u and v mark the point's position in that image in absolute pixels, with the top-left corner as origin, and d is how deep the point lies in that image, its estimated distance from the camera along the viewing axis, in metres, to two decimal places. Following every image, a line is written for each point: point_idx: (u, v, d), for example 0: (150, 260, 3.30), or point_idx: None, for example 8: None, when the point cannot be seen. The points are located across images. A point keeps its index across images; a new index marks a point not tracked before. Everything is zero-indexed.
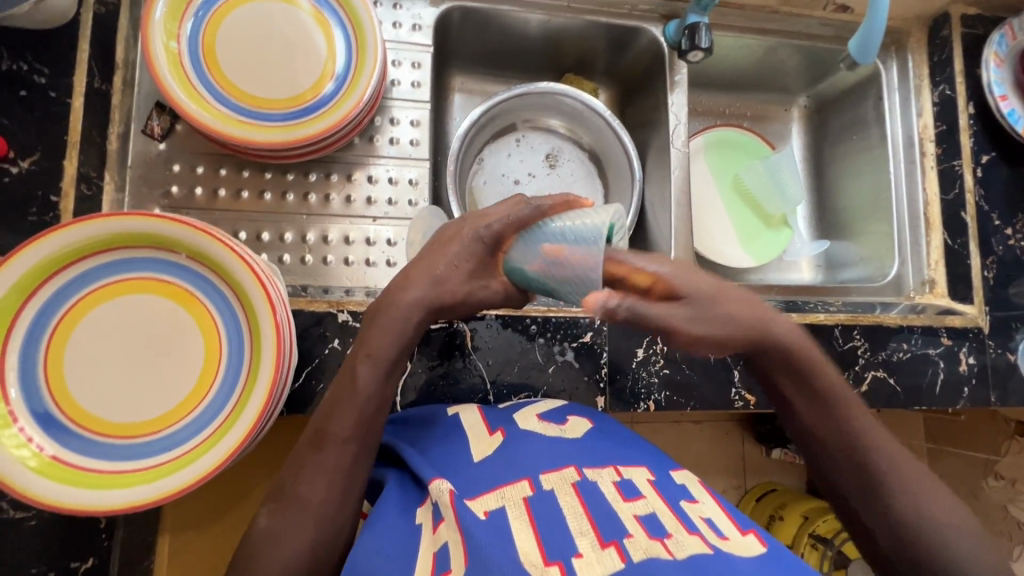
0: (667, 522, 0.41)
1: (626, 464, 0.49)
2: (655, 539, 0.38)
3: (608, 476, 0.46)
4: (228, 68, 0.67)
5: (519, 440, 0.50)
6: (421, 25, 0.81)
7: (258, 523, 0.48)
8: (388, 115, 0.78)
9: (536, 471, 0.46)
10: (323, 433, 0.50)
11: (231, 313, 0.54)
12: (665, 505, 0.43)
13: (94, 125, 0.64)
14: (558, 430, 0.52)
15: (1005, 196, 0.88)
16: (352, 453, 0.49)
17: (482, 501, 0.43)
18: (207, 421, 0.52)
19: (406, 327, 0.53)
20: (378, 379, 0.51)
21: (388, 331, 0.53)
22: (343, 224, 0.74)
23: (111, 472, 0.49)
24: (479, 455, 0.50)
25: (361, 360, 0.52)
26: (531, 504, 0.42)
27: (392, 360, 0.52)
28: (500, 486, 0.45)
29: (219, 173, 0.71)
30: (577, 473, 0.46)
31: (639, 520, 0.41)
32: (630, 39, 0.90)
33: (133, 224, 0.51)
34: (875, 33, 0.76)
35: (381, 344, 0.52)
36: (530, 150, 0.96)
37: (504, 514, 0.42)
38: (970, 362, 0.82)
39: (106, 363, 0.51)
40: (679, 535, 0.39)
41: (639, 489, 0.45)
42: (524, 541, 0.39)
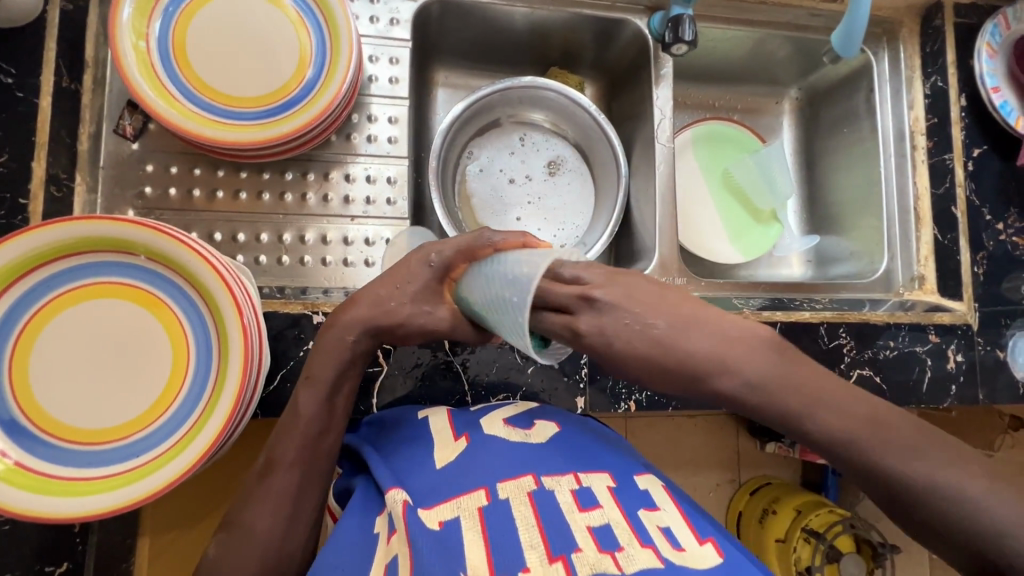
0: (620, 534, 0.40)
1: (588, 470, 0.48)
2: (604, 554, 0.38)
3: (566, 484, 0.45)
4: (199, 66, 0.66)
5: (481, 446, 0.49)
6: (399, 20, 0.79)
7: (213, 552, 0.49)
8: (366, 112, 0.76)
9: (494, 479, 0.46)
10: (271, 459, 0.52)
11: (199, 317, 0.53)
12: (622, 514, 0.43)
13: (64, 125, 0.64)
14: (522, 436, 0.51)
15: (996, 190, 0.86)
16: (297, 477, 0.51)
17: (437, 510, 0.43)
18: (175, 426, 0.52)
19: (342, 351, 0.55)
20: (319, 404, 0.54)
21: (327, 357, 0.55)
22: (321, 224, 0.73)
23: (78, 479, 0.49)
24: (440, 462, 0.49)
25: (303, 386, 0.55)
26: (485, 515, 0.42)
27: (332, 384, 0.55)
28: (457, 495, 0.44)
29: (193, 172, 0.70)
30: (535, 481, 0.45)
31: (591, 532, 0.41)
32: (614, 32, 0.88)
33: (97, 228, 0.51)
34: (858, 26, 0.74)
35: (319, 368, 0.55)
36: (530, 156, 0.95)
37: (458, 524, 0.41)
38: (958, 359, 0.81)
39: (72, 369, 0.51)
40: (631, 549, 0.39)
41: (596, 497, 0.44)
42: (474, 553, 0.39)
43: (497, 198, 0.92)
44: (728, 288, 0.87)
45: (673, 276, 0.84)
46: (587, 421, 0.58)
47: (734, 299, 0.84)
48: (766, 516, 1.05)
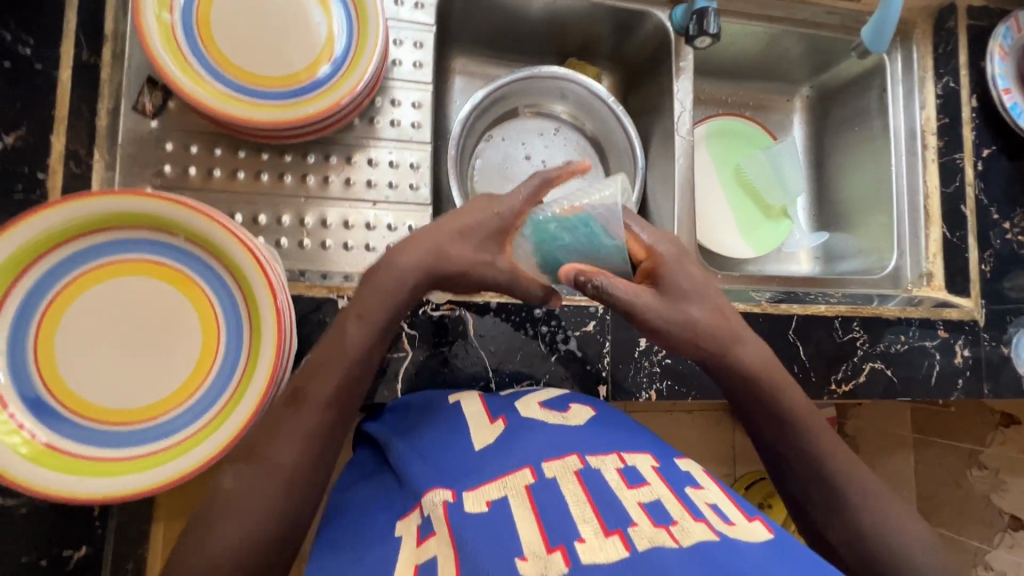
0: (672, 509, 0.39)
1: (629, 451, 0.48)
2: (660, 528, 0.37)
3: (611, 463, 0.45)
4: (223, 41, 0.64)
5: (520, 428, 0.50)
6: (423, 3, 0.78)
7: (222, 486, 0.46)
8: (389, 96, 0.76)
9: (538, 458, 0.45)
10: (302, 392, 0.49)
11: (229, 297, 0.52)
12: (670, 492, 0.42)
13: (83, 100, 0.62)
14: (560, 418, 0.52)
15: (1003, 191, 0.88)
16: (329, 416, 0.49)
17: (483, 490, 0.43)
18: (203, 408, 0.51)
19: (398, 293, 0.53)
20: (366, 345, 0.51)
21: (381, 295, 0.53)
22: (343, 208, 0.72)
23: (105, 459, 0.48)
24: (480, 444, 0.49)
25: (356, 323, 0.52)
26: (533, 491, 0.42)
27: (382, 327, 0.52)
28: (503, 474, 0.44)
29: (214, 153, 0.69)
30: (581, 461, 0.45)
31: (643, 507, 0.40)
32: (635, 23, 0.88)
33: (128, 205, 0.49)
34: (888, 23, 0.76)
35: (375, 310, 0.52)
36: (557, 144, 0.95)
37: (506, 503, 0.41)
38: (965, 354, 0.83)
39: (98, 348, 0.50)
40: (685, 523, 0.38)
41: (643, 476, 0.44)
42: (527, 530, 0.38)
43: (496, 174, 0.93)
44: (742, 281, 0.88)
45: None
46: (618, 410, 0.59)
47: (749, 292, 0.85)
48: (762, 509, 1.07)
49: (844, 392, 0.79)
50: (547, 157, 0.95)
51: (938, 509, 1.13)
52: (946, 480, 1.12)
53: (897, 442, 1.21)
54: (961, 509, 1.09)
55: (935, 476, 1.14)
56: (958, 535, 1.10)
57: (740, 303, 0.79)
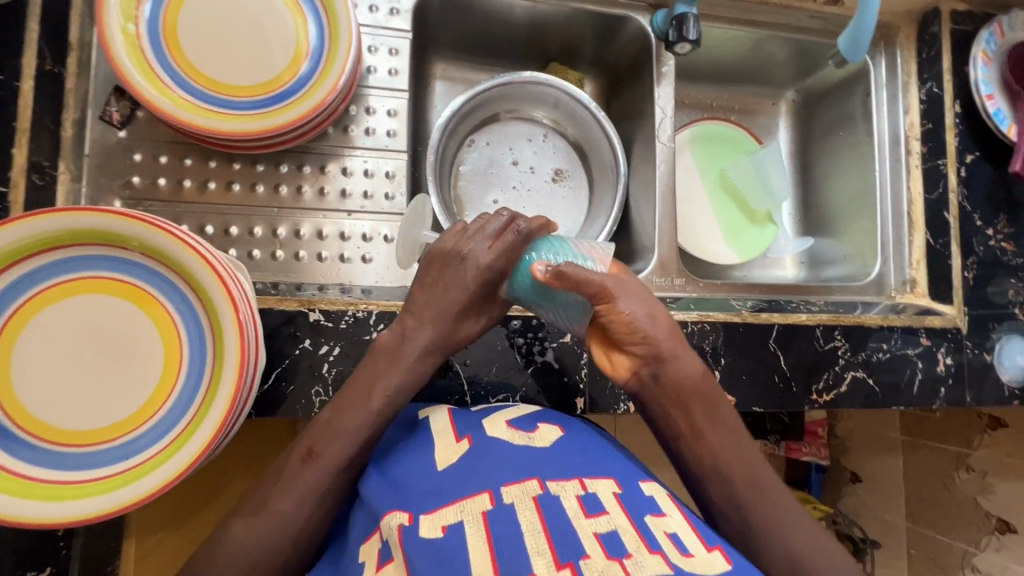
0: (628, 541, 0.39)
1: (592, 475, 0.47)
2: (613, 561, 0.37)
3: (572, 490, 0.44)
4: (191, 51, 0.63)
5: (484, 448, 0.49)
6: (399, 9, 0.77)
7: (227, 532, 0.48)
8: (364, 104, 0.74)
9: (498, 482, 0.45)
10: (318, 455, 0.50)
11: (192, 315, 0.51)
12: (628, 521, 0.42)
13: (48, 111, 0.61)
14: (525, 439, 0.51)
15: (987, 197, 0.87)
16: (341, 479, 0.50)
17: (441, 515, 0.42)
18: (166, 429, 0.50)
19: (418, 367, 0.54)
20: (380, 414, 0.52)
21: (402, 368, 0.54)
22: (317, 219, 0.71)
23: (63, 482, 0.47)
24: (443, 464, 0.48)
25: (379, 396, 0.52)
26: (489, 518, 0.41)
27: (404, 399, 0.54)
28: (461, 498, 0.44)
29: (184, 163, 0.68)
30: (540, 486, 0.44)
31: (599, 539, 0.39)
32: (616, 28, 0.87)
33: (85, 221, 0.48)
34: (864, 32, 0.75)
35: (396, 382, 0.53)
36: (546, 152, 0.94)
37: (461, 529, 0.41)
38: (947, 361, 0.82)
39: (57, 368, 0.49)
40: (639, 556, 0.38)
41: (602, 503, 0.43)
42: (480, 564, 0.38)
43: (477, 181, 0.92)
44: (725, 289, 0.87)
45: (672, 277, 0.83)
46: (588, 426, 0.58)
47: (731, 300, 0.85)
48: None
49: (825, 401, 0.79)
50: (537, 166, 0.94)
51: (927, 512, 1.13)
52: (933, 485, 1.12)
53: (886, 445, 1.21)
54: (949, 512, 1.09)
55: (922, 479, 1.14)
56: (946, 538, 1.10)
57: (720, 312, 0.78)
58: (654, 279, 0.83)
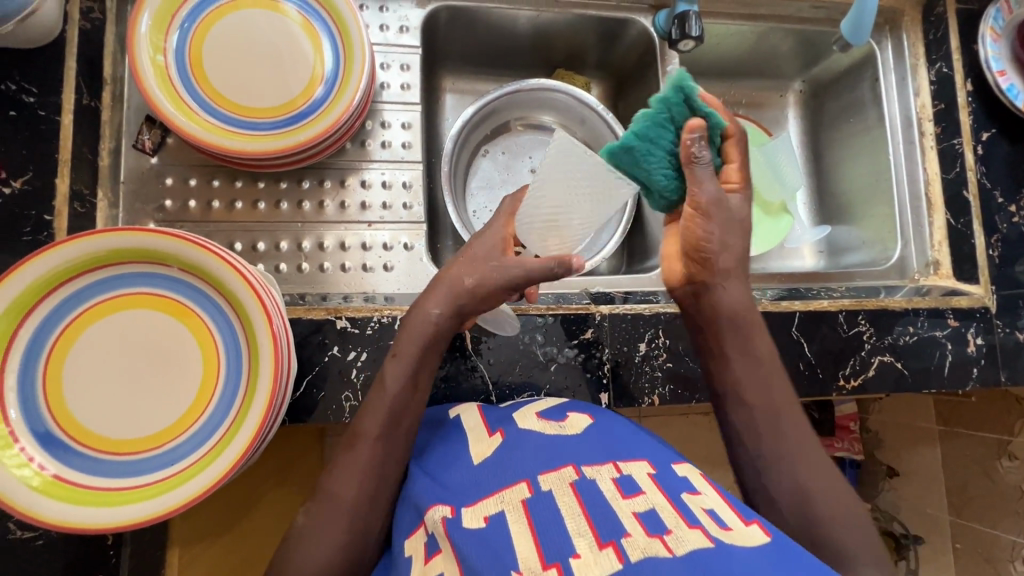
0: (667, 517, 0.39)
1: (626, 459, 0.47)
2: (653, 538, 0.37)
3: (607, 473, 0.45)
4: (215, 79, 0.67)
5: (517, 440, 0.50)
6: (409, 27, 0.80)
7: (296, 521, 0.51)
8: (380, 119, 0.77)
9: (534, 472, 0.46)
10: (354, 431, 0.53)
11: (229, 326, 0.54)
12: (665, 499, 0.42)
13: (85, 142, 0.64)
14: (557, 428, 0.52)
15: (1007, 173, 0.86)
16: (380, 449, 0.52)
17: (482, 506, 0.43)
18: (206, 435, 0.52)
19: (426, 327, 0.56)
20: (405, 380, 0.55)
21: (412, 332, 0.56)
22: (339, 230, 0.74)
23: (113, 489, 0.49)
24: (478, 459, 0.49)
25: (391, 362, 0.56)
26: (529, 506, 0.42)
27: (416, 361, 0.56)
28: (500, 489, 0.45)
29: (212, 184, 0.71)
30: (576, 471, 0.45)
31: (637, 517, 0.39)
32: (620, 30, 0.89)
33: (126, 240, 0.51)
34: (867, 14, 0.77)
35: (407, 343, 0.56)
36: None
37: (503, 518, 0.41)
38: (978, 342, 0.81)
39: (104, 380, 0.51)
40: (679, 530, 0.37)
41: (638, 484, 0.43)
42: (524, 546, 0.38)
43: (492, 187, 0.93)
44: None
45: None
46: (620, 415, 0.58)
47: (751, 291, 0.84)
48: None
49: (853, 387, 0.78)
50: None
51: (970, 501, 1.10)
52: (974, 473, 1.09)
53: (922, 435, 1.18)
54: (993, 500, 1.06)
55: (964, 468, 1.11)
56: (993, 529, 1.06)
57: None
58: None
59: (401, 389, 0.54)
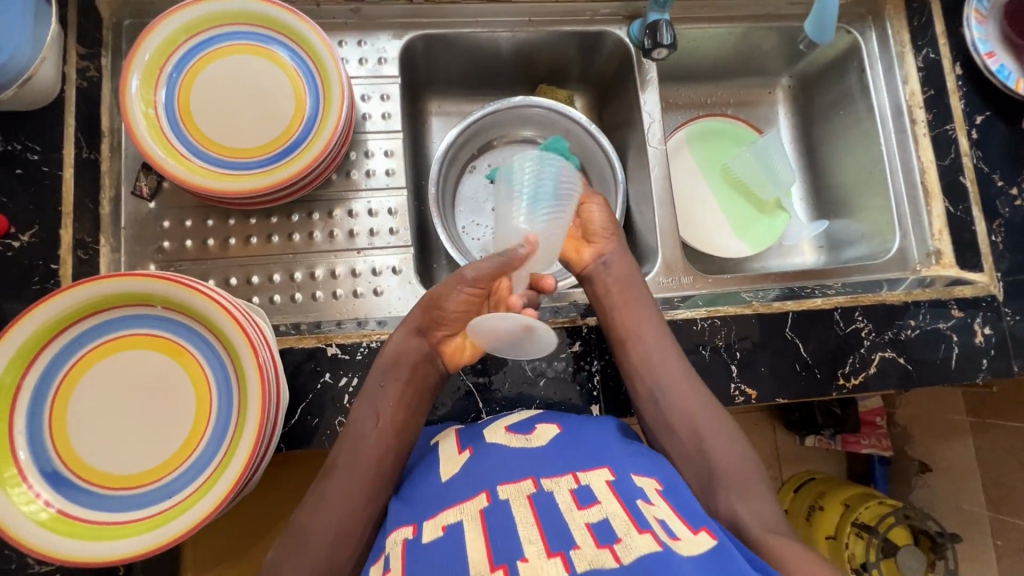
0: (618, 526, 0.43)
1: (587, 468, 0.50)
2: (602, 548, 0.40)
3: (565, 484, 0.48)
4: (204, 125, 0.70)
5: (482, 454, 0.52)
6: (387, 58, 0.83)
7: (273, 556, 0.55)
8: (363, 149, 0.80)
9: (495, 482, 0.48)
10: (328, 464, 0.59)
11: (219, 360, 0.56)
12: (620, 507, 0.45)
13: (87, 193, 0.68)
14: (522, 441, 0.54)
15: (1006, 155, 0.84)
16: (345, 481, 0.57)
17: (443, 518, 0.46)
18: (200, 469, 0.54)
19: (386, 361, 0.64)
20: (371, 411, 0.61)
21: (377, 369, 0.64)
22: (330, 259, 0.76)
23: (114, 523, 0.51)
24: (445, 475, 0.52)
25: (362, 398, 0.63)
26: (487, 515, 0.45)
27: (379, 395, 0.62)
28: (460, 501, 0.48)
29: (207, 224, 0.75)
30: (535, 484, 0.47)
31: (590, 528, 0.43)
32: (596, 44, 0.90)
33: (120, 285, 0.54)
34: (828, 14, 0.78)
35: (373, 379, 0.64)
36: None
37: (460, 527, 0.44)
38: (986, 332, 0.78)
39: (105, 418, 0.54)
40: (628, 539, 0.41)
41: (595, 494, 0.46)
42: (475, 552, 0.41)
43: (481, 204, 0.95)
44: (736, 282, 0.85)
45: (679, 277, 0.83)
46: (589, 420, 0.59)
47: (744, 293, 0.83)
48: (813, 512, 1.20)
49: (854, 385, 0.76)
50: None
51: (1000, 495, 1.06)
52: (1007, 466, 1.04)
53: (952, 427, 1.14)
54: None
55: (993, 461, 1.07)
56: None
57: (731, 305, 0.77)
58: (661, 280, 0.83)
59: (365, 422, 0.60)
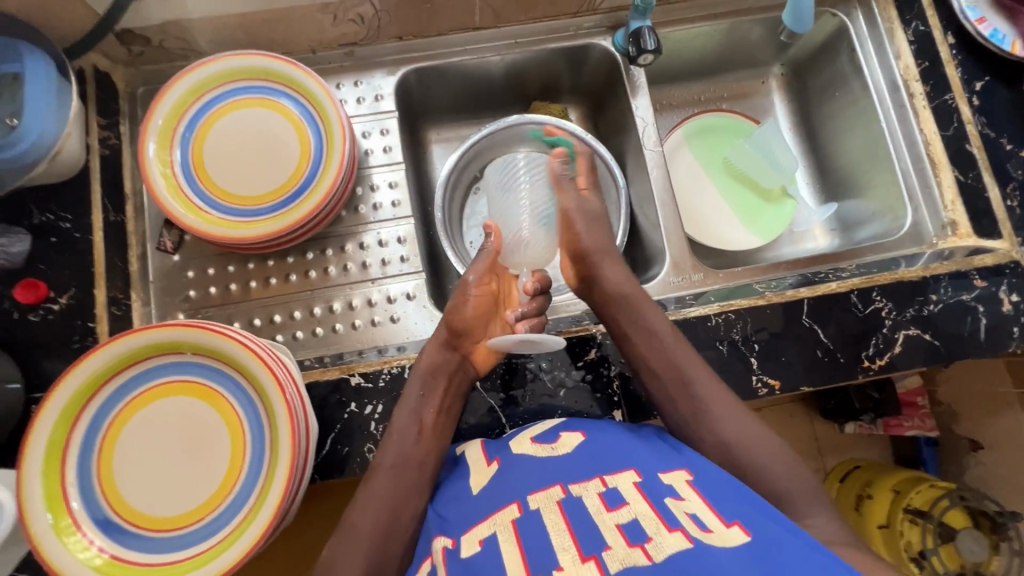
0: (648, 525, 0.43)
1: (613, 471, 0.51)
2: (633, 547, 0.41)
3: (593, 488, 0.49)
4: (218, 177, 0.74)
5: (510, 465, 0.54)
6: (383, 94, 0.86)
7: (326, 557, 0.59)
8: (368, 183, 0.83)
9: (526, 493, 0.50)
10: (372, 468, 0.63)
11: (248, 400, 0.59)
12: (648, 506, 0.45)
13: (116, 253, 0.73)
14: (550, 450, 0.54)
15: (1011, 119, 0.83)
16: (390, 484, 0.61)
17: (478, 531, 0.48)
18: (238, 507, 0.56)
19: (422, 365, 0.69)
20: (410, 417, 0.65)
21: (415, 376, 0.68)
22: (347, 292, 0.79)
23: (165, 562, 0.54)
24: (477, 488, 0.54)
25: (402, 401, 0.67)
26: (519, 525, 0.46)
27: (417, 402, 0.66)
28: (494, 512, 0.49)
29: (228, 270, 0.78)
30: (564, 490, 0.49)
31: (620, 528, 0.43)
32: (583, 56, 0.92)
33: (152, 336, 0.57)
34: (803, 4, 0.78)
35: (413, 383, 0.68)
36: None
37: (496, 539, 0.46)
38: (1014, 300, 0.76)
39: (145, 463, 0.57)
40: (659, 536, 0.41)
41: (623, 495, 0.47)
42: (512, 561, 0.43)
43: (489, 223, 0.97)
44: (748, 274, 0.84)
45: (689, 275, 0.83)
46: (611, 425, 0.59)
47: (756, 284, 0.82)
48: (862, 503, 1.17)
49: (880, 367, 0.75)
50: None
51: None
52: None
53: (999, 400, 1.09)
54: None
55: None
56: None
57: (744, 298, 0.77)
58: (670, 279, 0.83)
59: (407, 426, 0.64)
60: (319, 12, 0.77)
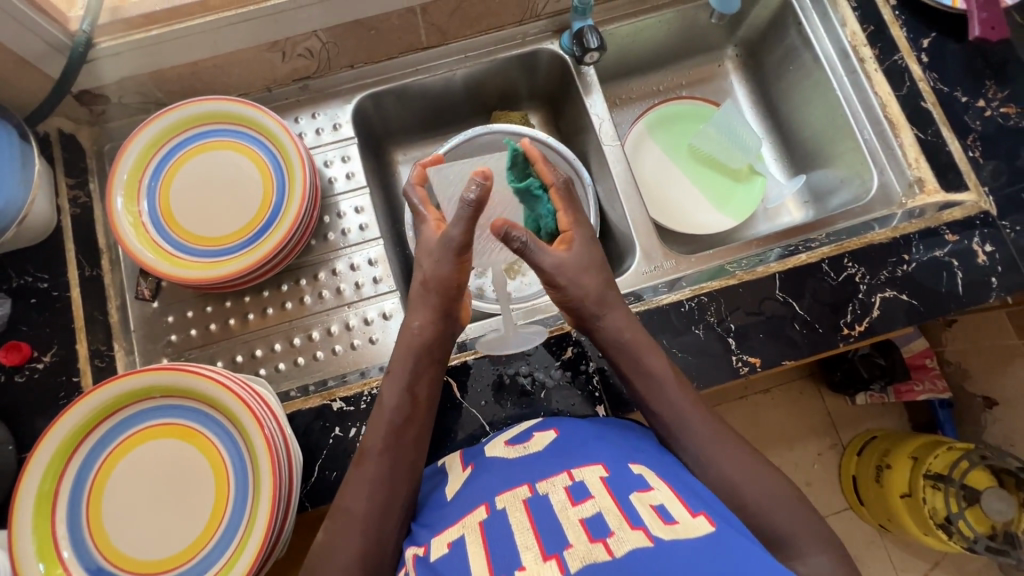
0: (611, 520, 0.43)
1: (580, 465, 0.52)
2: (595, 542, 0.41)
3: (560, 483, 0.49)
4: (187, 222, 0.76)
5: (483, 469, 0.56)
6: (341, 122, 0.88)
7: (320, 543, 0.57)
8: (335, 211, 0.84)
9: (493, 494, 0.51)
10: (363, 451, 0.61)
11: (231, 438, 0.60)
12: (613, 501, 0.46)
13: (95, 307, 0.75)
14: (521, 450, 0.57)
15: (962, 72, 0.83)
16: (386, 462, 0.60)
17: (447, 534, 0.49)
18: (227, 543, 0.57)
19: (413, 336, 0.67)
20: (399, 390, 0.64)
21: (403, 351, 0.67)
22: (323, 319, 0.80)
23: None
24: (451, 494, 0.57)
25: (392, 378, 0.65)
26: (485, 526, 0.47)
27: (409, 376, 0.65)
28: (463, 516, 0.50)
29: (206, 310, 0.80)
30: (530, 489, 0.49)
31: (583, 523, 0.43)
32: (534, 62, 0.93)
33: (126, 385, 0.59)
34: None
35: (399, 356, 0.67)
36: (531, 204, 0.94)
37: (463, 541, 0.47)
38: (988, 250, 0.76)
39: (132, 509, 0.58)
40: (621, 531, 0.41)
41: (588, 489, 0.47)
42: (476, 562, 0.43)
43: None
44: (719, 255, 0.84)
45: (660, 263, 0.84)
46: (582, 421, 0.62)
47: (727, 265, 0.82)
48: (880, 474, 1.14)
49: (860, 333, 0.74)
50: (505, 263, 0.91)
51: None
52: None
53: None
54: None
55: None
56: None
57: (714, 280, 0.77)
58: (642, 271, 0.84)
59: (401, 402, 0.63)
60: (268, 51, 0.79)
